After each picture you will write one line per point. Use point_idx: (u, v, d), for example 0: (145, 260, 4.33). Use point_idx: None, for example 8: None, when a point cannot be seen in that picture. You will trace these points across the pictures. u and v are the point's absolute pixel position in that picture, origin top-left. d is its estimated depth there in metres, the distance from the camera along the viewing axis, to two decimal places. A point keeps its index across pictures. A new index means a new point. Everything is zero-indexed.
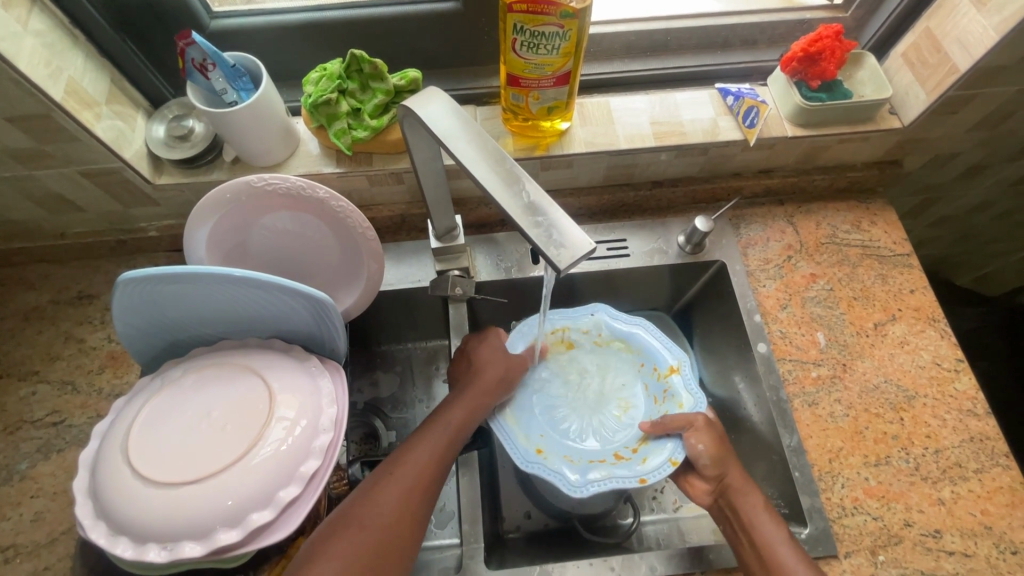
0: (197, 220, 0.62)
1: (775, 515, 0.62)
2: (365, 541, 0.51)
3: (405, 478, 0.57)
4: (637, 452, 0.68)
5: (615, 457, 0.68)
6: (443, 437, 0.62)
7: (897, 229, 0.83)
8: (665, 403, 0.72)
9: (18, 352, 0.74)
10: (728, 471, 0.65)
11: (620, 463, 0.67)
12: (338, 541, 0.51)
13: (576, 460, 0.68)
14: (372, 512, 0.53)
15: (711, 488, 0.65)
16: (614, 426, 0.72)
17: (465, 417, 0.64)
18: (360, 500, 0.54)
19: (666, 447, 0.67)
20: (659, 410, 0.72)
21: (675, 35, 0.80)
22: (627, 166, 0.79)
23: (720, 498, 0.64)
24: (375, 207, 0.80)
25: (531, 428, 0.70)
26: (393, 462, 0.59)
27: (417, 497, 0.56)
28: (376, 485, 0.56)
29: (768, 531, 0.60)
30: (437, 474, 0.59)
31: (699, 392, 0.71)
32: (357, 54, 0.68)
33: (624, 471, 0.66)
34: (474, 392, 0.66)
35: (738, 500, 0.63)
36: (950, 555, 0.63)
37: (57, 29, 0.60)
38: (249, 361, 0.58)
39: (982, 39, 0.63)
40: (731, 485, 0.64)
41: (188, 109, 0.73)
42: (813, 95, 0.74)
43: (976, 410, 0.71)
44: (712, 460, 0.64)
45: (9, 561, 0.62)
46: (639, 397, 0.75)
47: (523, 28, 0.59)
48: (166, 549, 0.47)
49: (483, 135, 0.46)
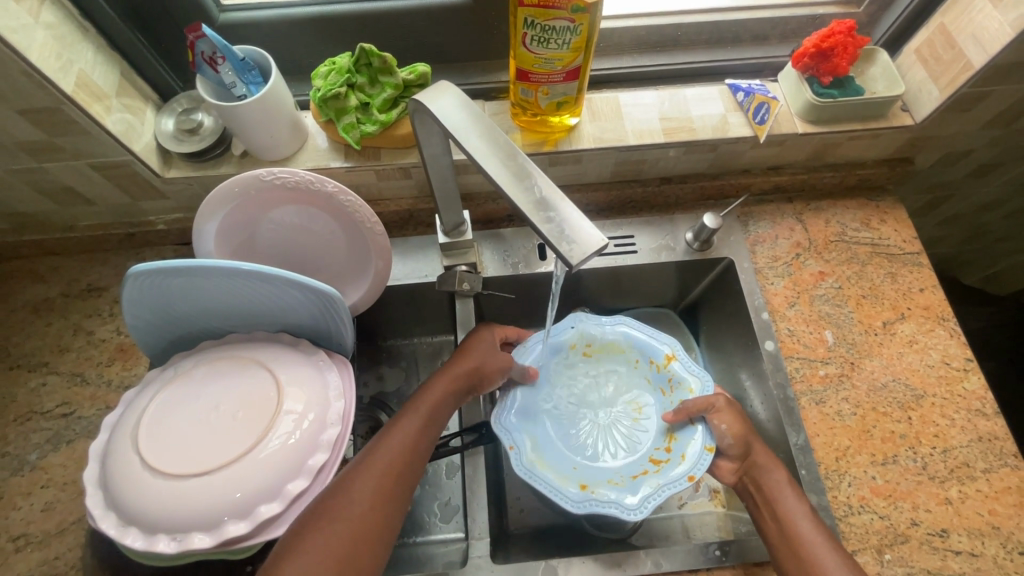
0: (205, 215, 0.62)
1: (798, 490, 0.62)
2: (340, 534, 0.49)
3: (379, 467, 0.55)
4: (675, 450, 0.69)
5: (654, 463, 0.69)
6: (418, 423, 0.60)
7: (907, 228, 0.82)
8: (675, 392, 0.73)
9: (27, 344, 0.74)
10: (754, 450, 0.65)
11: (662, 468, 0.68)
12: (309, 537, 0.48)
13: (620, 481, 0.67)
14: (344, 503, 0.51)
15: (737, 466, 0.66)
16: (638, 435, 0.73)
17: (439, 402, 0.63)
18: (333, 490, 0.52)
19: (697, 438, 0.68)
20: (672, 401, 0.73)
21: (686, 30, 0.80)
22: (636, 162, 0.78)
23: (745, 475, 0.65)
24: (383, 202, 0.80)
25: (563, 467, 0.69)
26: (366, 454, 0.56)
27: (392, 487, 0.54)
28: (350, 474, 0.53)
29: (790, 504, 0.61)
30: (413, 461, 0.57)
31: (698, 373, 0.73)
32: (366, 48, 0.68)
33: (671, 476, 0.66)
34: (447, 379, 0.65)
35: (763, 477, 0.64)
36: (957, 555, 0.63)
37: (68, 21, 0.60)
38: (257, 354, 0.58)
39: (998, 36, 0.62)
40: (756, 463, 0.65)
41: (196, 103, 0.73)
42: (825, 92, 0.73)
43: (985, 410, 0.71)
44: (737, 439, 0.65)
45: (20, 550, 0.63)
46: (648, 396, 0.75)
47: (534, 22, 0.58)
48: (175, 541, 0.48)
49: (494, 130, 0.45)
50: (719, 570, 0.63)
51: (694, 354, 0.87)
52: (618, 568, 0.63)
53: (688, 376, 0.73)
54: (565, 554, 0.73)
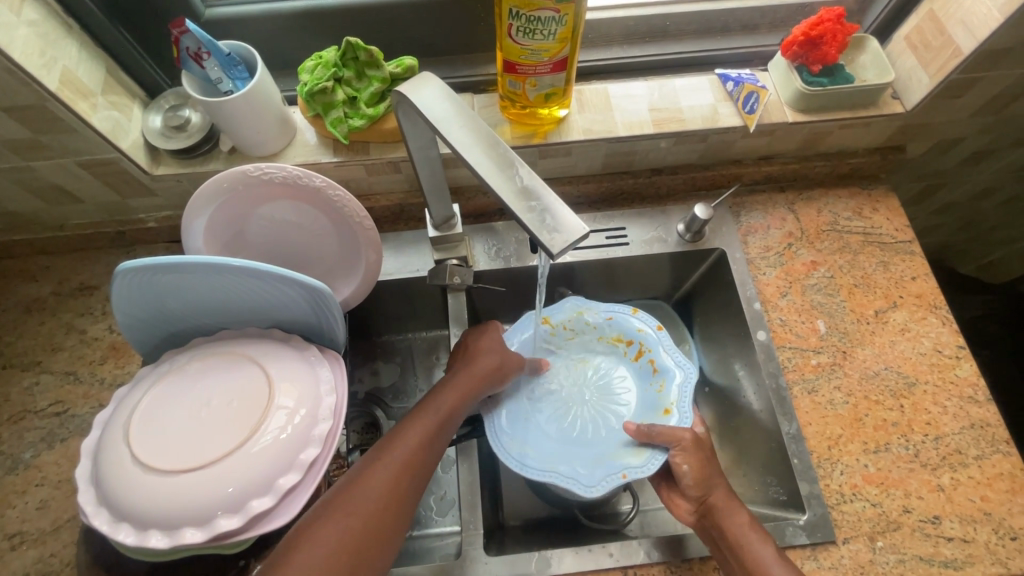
0: (193, 211, 0.62)
1: (761, 533, 0.60)
2: (353, 527, 0.51)
3: (394, 465, 0.56)
4: (632, 334, 0.78)
5: (640, 353, 0.77)
6: (436, 421, 0.62)
7: (899, 216, 0.82)
8: (576, 324, 0.79)
9: (21, 343, 0.75)
10: (712, 492, 0.64)
11: (646, 343, 0.76)
12: (324, 525, 0.50)
13: (657, 382, 0.74)
14: (361, 496, 0.53)
15: (695, 508, 0.64)
16: (611, 367, 0.79)
17: (455, 405, 0.64)
18: (348, 483, 0.54)
19: (624, 316, 0.78)
20: (586, 327, 0.79)
21: (675, 20, 0.80)
22: (626, 154, 0.78)
23: (705, 519, 0.63)
24: (373, 197, 0.80)
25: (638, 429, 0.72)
26: (383, 448, 0.58)
27: (405, 485, 0.56)
28: (363, 469, 0.55)
29: (758, 550, 0.59)
30: (426, 459, 0.59)
31: (565, 302, 0.79)
32: (352, 41, 0.68)
33: (680, 367, 0.73)
34: (465, 378, 0.66)
35: (724, 520, 0.61)
36: (949, 542, 0.63)
37: (50, 18, 0.60)
38: (249, 350, 0.58)
39: (987, 21, 0.62)
40: (715, 505, 0.62)
41: (183, 99, 0.73)
42: (814, 80, 0.73)
43: (976, 397, 0.71)
44: (697, 479, 0.64)
45: (16, 548, 0.63)
46: (576, 350, 0.80)
47: (519, 13, 0.58)
48: (167, 536, 0.48)
49: (476, 121, 0.45)
50: (710, 560, 0.64)
51: (688, 346, 0.88)
52: (612, 559, 0.63)
53: (566, 315, 0.79)
54: (560, 544, 0.73)
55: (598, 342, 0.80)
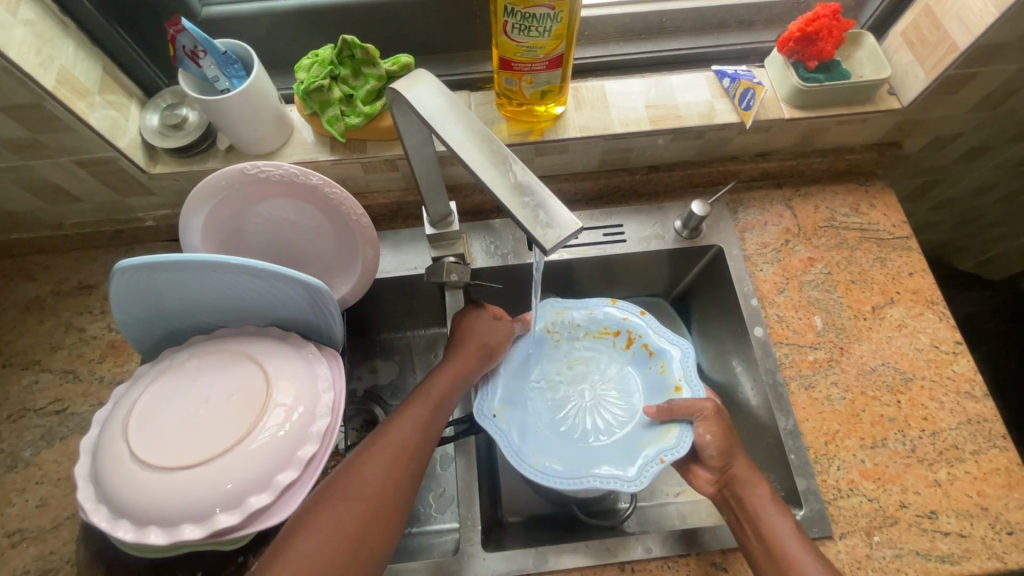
0: (191, 210, 0.62)
1: (781, 507, 0.61)
2: (351, 512, 0.52)
3: (388, 451, 0.57)
4: (618, 324, 0.78)
5: (631, 340, 0.77)
6: (429, 407, 0.62)
7: (896, 212, 0.82)
8: (559, 326, 0.78)
9: (20, 343, 0.75)
10: (733, 462, 0.64)
11: (633, 329, 0.77)
12: (321, 513, 0.51)
13: (655, 364, 0.75)
14: (357, 482, 0.54)
15: (716, 477, 0.64)
16: (608, 361, 0.78)
17: (447, 390, 0.64)
18: (344, 471, 0.55)
19: (604, 308, 0.78)
20: (570, 327, 0.78)
21: (670, 17, 0.80)
22: (624, 150, 0.78)
23: (725, 488, 0.64)
24: (371, 195, 0.80)
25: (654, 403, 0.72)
26: (377, 435, 0.58)
27: (402, 469, 0.56)
28: (359, 456, 0.56)
29: (776, 523, 0.59)
30: (423, 444, 0.59)
31: (544, 308, 0.78)
32: (348, 39, 0.68)
33: (678, 347, 0.74)
34: (456, 365, 0.66)
35: (746, 491, 0.62)
36: (946, 536, 0.63)
37: (47, 17, 0.60)
38: (247, 348, 0.58)
39: (982, 16, 0.62)
40: (737, 476, 0.63)
41: (181, 98, 0.73)
42: (811, 76, 0.73)
43: (974, 392, 0.71)
44: (720, 450, 0.63)
45: (15, 546, 0.63)
46: (565, 351, 0.78)
47: (514, 10, 0.58)
48: (166, 533, 0.48)
49: (470, 118, 0.45)
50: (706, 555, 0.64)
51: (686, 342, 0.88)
52: (609, 554, 0.63)
53: (548, 319, 0.78)
54: (557, 540, 0.73)
55: (586, 338, 0.79)
